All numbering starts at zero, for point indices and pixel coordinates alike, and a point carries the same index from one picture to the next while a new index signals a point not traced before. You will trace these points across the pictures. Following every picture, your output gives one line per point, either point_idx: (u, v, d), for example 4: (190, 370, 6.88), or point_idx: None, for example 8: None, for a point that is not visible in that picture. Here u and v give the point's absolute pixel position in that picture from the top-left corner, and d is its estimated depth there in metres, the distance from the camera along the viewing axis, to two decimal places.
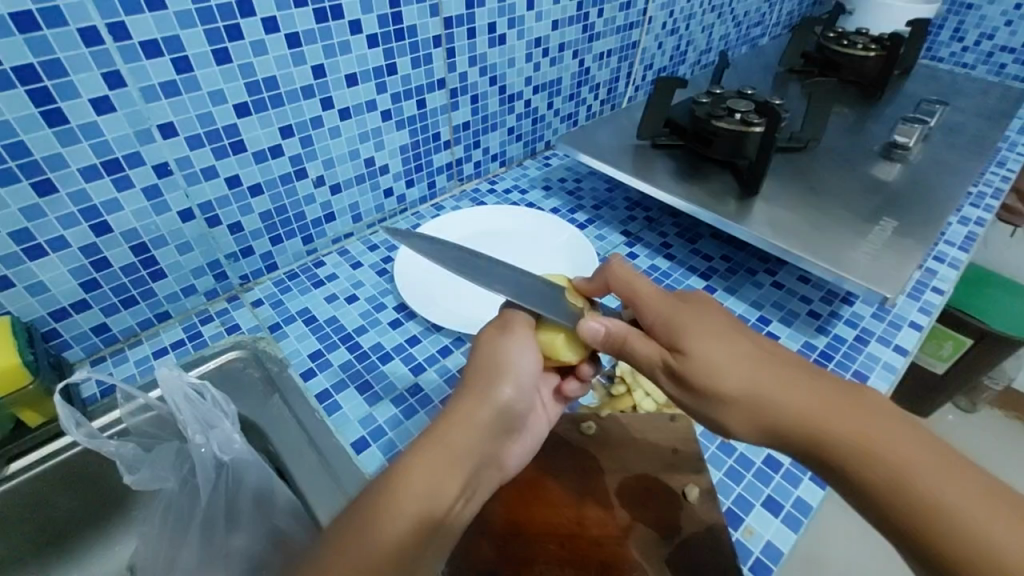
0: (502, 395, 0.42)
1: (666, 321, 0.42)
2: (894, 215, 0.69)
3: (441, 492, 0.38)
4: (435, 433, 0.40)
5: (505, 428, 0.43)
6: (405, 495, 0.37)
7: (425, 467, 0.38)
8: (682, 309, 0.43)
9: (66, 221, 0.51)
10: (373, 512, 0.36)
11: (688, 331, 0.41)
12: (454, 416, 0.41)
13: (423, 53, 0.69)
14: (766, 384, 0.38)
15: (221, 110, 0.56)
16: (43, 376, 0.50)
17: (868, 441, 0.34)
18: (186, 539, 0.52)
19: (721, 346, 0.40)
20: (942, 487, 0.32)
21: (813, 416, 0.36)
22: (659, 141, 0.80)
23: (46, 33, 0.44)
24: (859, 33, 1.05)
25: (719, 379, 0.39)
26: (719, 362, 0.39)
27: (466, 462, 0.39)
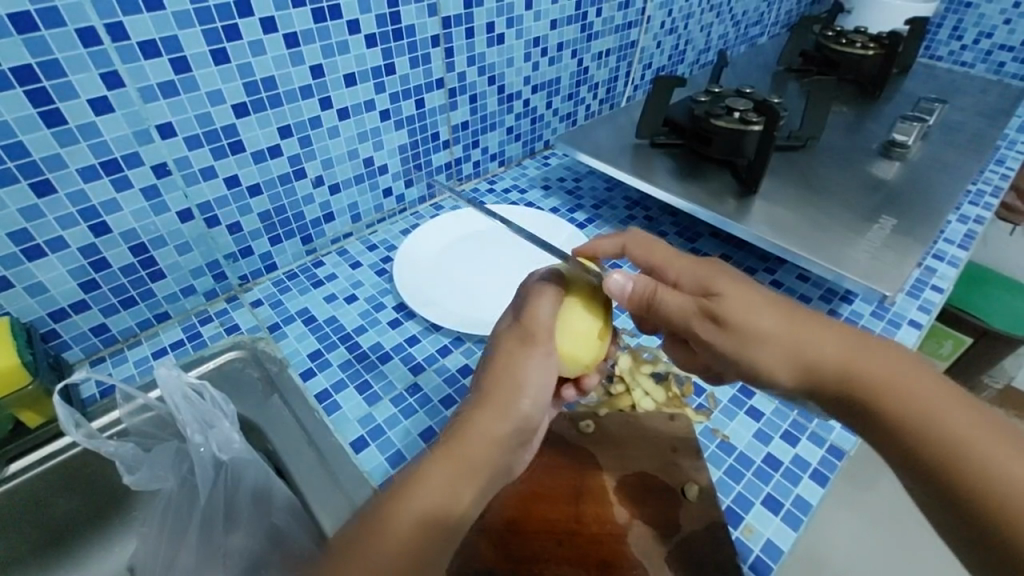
0: (520, 410, 0.41)
1: (704, 274, 0.44)
2: (893, 213, 0.69)
3: (453, 504, 0.37)
4: (451, 440, 0.39)
5: (521, 439, 0.42)
6: (414, 513, 0.35)
7: (436, 481, 0.37)
8: (721, 270, 0.44)
9: (65, 221, 0.51)
10: (379, 530, 0.34)
11: (723, 281, 0.43)
12: (468, 426, 0.39)
13: (421, 53, 0.69)
14: (801, 330, 0.40)
15: (220, 110, 0.56)
16: (42, 377, 0.50)
17: (894, 385, 0.37)
18: (185, 540, 0.53)
19: (759, 297, 0.42)
20: (965, 430, 0.33)
21: (844, 359, 0.39)
22: (658, 140, 0.80)
23: (44, 33, 0.44)
24: (858, 31, 1.05)
25: (754, 327, 0.41)
26: (754, 306, 0.41)
27: (481, 473, 0.38)
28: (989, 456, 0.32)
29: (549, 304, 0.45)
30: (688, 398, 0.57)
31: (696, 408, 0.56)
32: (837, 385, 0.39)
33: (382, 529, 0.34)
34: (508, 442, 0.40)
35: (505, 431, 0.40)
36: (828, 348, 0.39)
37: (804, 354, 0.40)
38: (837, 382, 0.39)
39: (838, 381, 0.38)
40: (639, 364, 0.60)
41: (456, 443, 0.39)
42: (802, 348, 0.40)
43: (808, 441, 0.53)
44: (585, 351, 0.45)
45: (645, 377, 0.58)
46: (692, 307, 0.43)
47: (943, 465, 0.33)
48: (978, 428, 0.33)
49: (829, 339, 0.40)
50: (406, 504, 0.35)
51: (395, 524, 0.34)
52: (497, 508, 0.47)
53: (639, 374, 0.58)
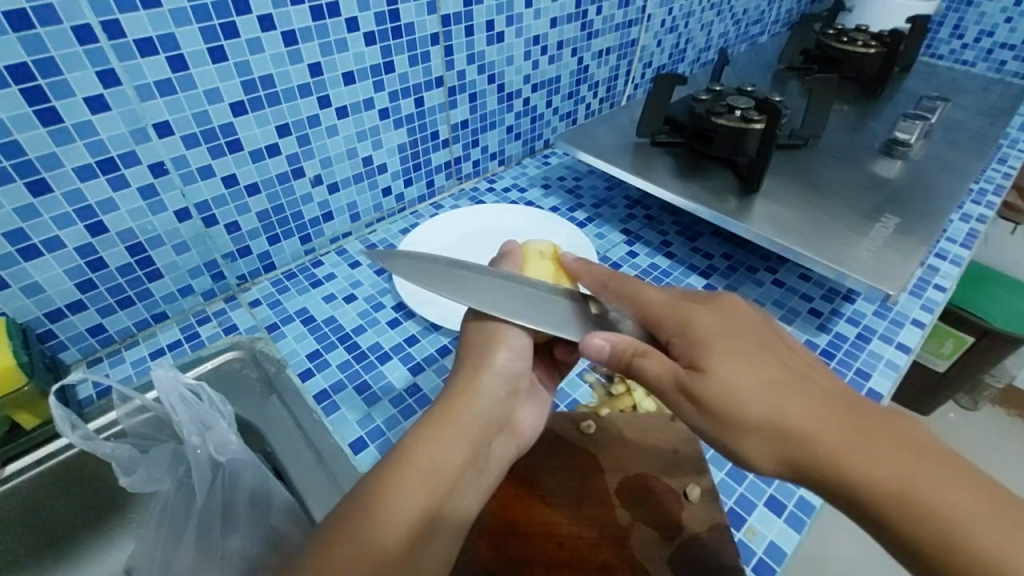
0: (503, 363, 0.45)
1: (688, 331, 0.40)
2: (896, 212, 0.68)
3: (445, 464, 0.40)
4: (448, 404, 0.42)
5: (512, 396, 0.46)
6: (424, 464, 0.39)
7: (436, 438, 0.40)
8: (699, 318, 0.40)
9: (61, 221, 0.51)
10: (394, 476, 0.38)
11: (709, 346, 0.38)
12: (456, 393, 0.43)
13: (420, 52, 0.68)
14: (784, 413, 0.35)
15: (217, 108, 0.55)
16: (38, 378, 0.49)
17: (876, 482, 0.32)
18: (182, 542, 0.52)
19: (739, 368, 0.37)
20: (972, 534, 0.30)
21: (834, 452, 0.33)
22: (659, 139, 0.79)
23: (40, 31, 0.43)
24: (859, 30, 1.04)
25: (733, 404, 0.36)
26: (731, 386, 0.37)
27: (467, 431, 0.42)
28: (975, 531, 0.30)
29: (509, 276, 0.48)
30: None
31: None
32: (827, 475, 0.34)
33: (397, 478, 0.38)
34: (498, 403, 0.44)
35: (496, 386, 0.44)
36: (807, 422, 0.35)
37: (791, 447, 0.35)
38: (825, 478, 0.34)
39: (827, 475, 0.34)
40: None
41: (455, 408, 0.42)
42: (790, 444, 0.35)
43: None
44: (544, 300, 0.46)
45: None
46: (675, 371, 0.39)
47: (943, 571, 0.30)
48: (986, 525, 0.29)
49: (815, 425, 0.34)
50: (416, 461, 0.39)
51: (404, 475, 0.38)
52: (497, 511, 0.46)
53: None
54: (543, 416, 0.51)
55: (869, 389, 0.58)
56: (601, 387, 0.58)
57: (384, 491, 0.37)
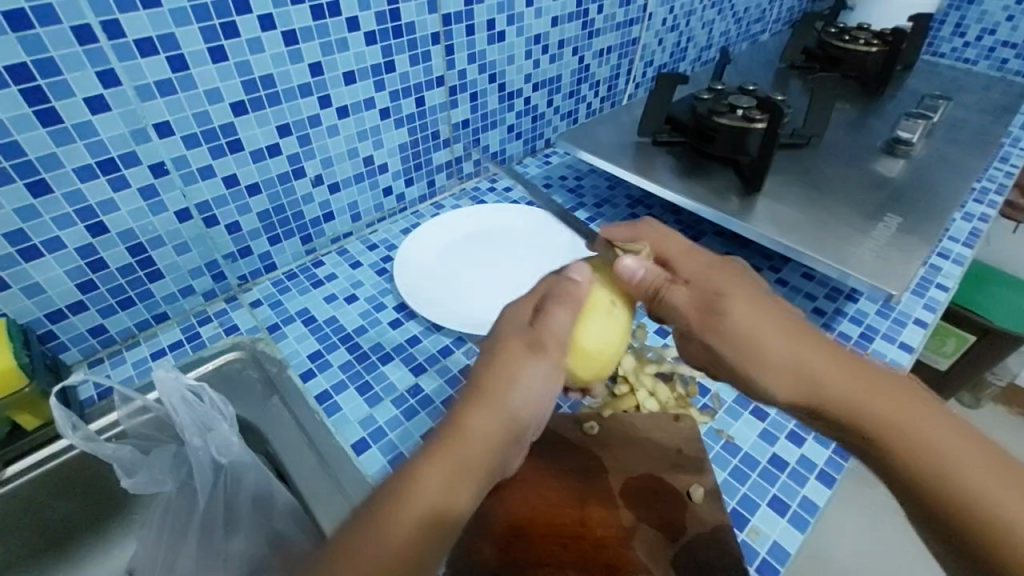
0: (520, 410, 0.39)
1: (713, 284, 0.43)
2: (898, 211, 0.68)
3: (445, 508, 0.35)
4: (452, 438, 0.37)
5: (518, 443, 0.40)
6: (422, 504, 0.35)
7: (439, 478, 0.36)
8: (725, 278, 0.43)
9: (62, 222, 0.50)
10: (389, 514, 0.34)
11: (734, 294, 0.42)
12: (467, 428, 0.37)
13: (421, 51, 0.68)
14: (804, 359, 0.39)
15: (218, 108, 0.55)
16: (38, 379, 0.49)
17: (884, 420, 0.36)
18: (184, 547, 0.52)
19: (763, 316, 0.41)
20: (965, 468, 0.34)
21: (844, 390, 0.38)
22: (660, 138, 0.79)
23: (39, 31, 0.43)
24: (860, 28, 1.04)
25: (758, 344, 0.40)
26: (757, 328, 0.41)
27: (472, 472, 0.37)
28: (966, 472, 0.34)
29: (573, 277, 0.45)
30: (693, 398, 0.56)
31: (701, 409, 0.55)
32: (838, 413, 0.38)
33: (392, 516, 0.34)
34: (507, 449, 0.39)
35: (504, 435, 0.38)
36: (827, 367, 0.39)
37: (806, 384, 0.39)
38: (835, 412, 0.38)
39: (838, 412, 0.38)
40: (643, 363, 0.58)
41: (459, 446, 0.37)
42: (805, 381, 0.39)
43: (814, 442, 0.53)
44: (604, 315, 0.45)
45: (649, 376, 0.57)
46: (699, 314, 0.43)
47: (936, 499, 0.34)
48: (977, 462, 0.34)
49: (830, 367, 0.38)
50: (413, 500, 0.35)
51: (402, 513, 0.34)
52: (500, 510, 0.46)
53: (643, 374, 0.57)
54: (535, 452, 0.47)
55: None
56: (603, 386, 0.57)
57: (377, 530, 0.33)
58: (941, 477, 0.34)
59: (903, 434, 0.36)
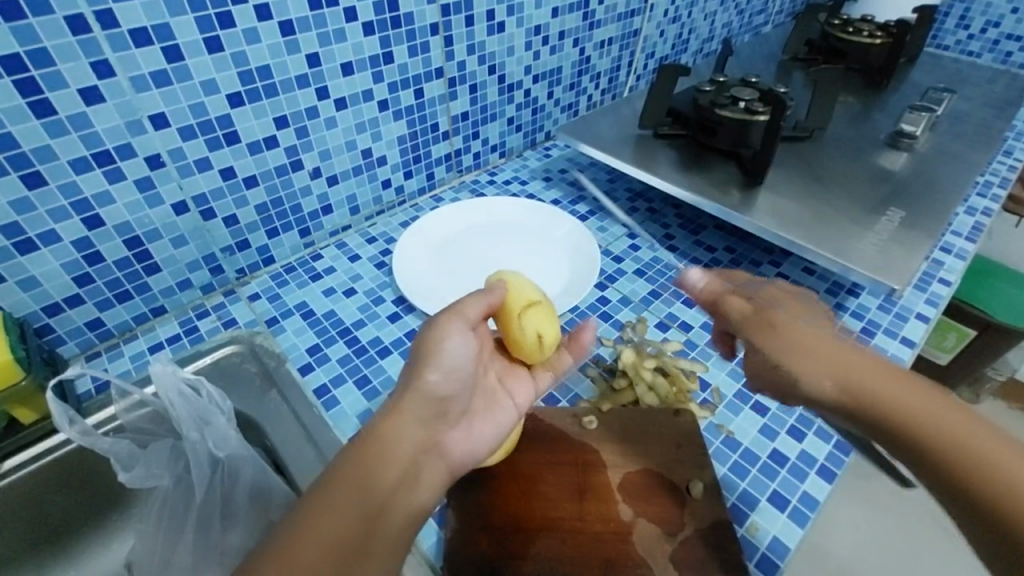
0: (435, 386, 0.43)
1: (766, 318, 0.45)
2: (901, 205, 0.68)
3: (374, 479, 0.37)
4: (373, 430, 0.39)
5: (440, 416, 0.43)
6: (350, 491, 0.36)
7: (355, 464, 0.37)
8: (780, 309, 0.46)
9: (57, 214, 0.50)
10: (325, 502, 0.35)
11: (772, 320, 0.45)
12: (392, 409, 0.41)
13: (420, 42, 0.67)
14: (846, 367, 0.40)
15: (214, 100, 0.54)
16: (35, 373, 0.49)
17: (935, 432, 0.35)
18: (179, 541, 0.51)
19: (812, 341, 0.42)
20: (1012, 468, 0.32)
21: (891, 399, 0.38)
22: (662, 131, 0.78)
23: (32, 21, 0.42)
24: (864, 20, 1.03)
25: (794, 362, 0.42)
26: (787, 348, 0.43)
27: (397, 451, 0.39)
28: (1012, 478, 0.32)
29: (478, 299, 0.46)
30: (692, 393, 0.55)
31: (701, 404, 0.54)
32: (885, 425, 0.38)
33: (326, 501, 0.35)
34: (421, 424, 0.41)
35: (420, 408, 0.42)
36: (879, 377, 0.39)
37: (852, 399, 0.39)
38: (882, 420, 0.37)
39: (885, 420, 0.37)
40: (643, 357, 0.57)
41: (379, 434, 0.39)
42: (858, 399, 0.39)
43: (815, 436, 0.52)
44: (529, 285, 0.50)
45: (648, 370, 0.56)
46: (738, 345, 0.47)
47: (989, 505, 0.32)
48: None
49: (881, 381, 0.38)
50: (340, 490, 0.36)
51: (330, 498, 0.36)
52: (498, 505, 0.46)
53: (642, 368, 0.56)
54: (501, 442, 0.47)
55: None
56: (603, 380, 0.57)
57: (315, 515, 0.35)
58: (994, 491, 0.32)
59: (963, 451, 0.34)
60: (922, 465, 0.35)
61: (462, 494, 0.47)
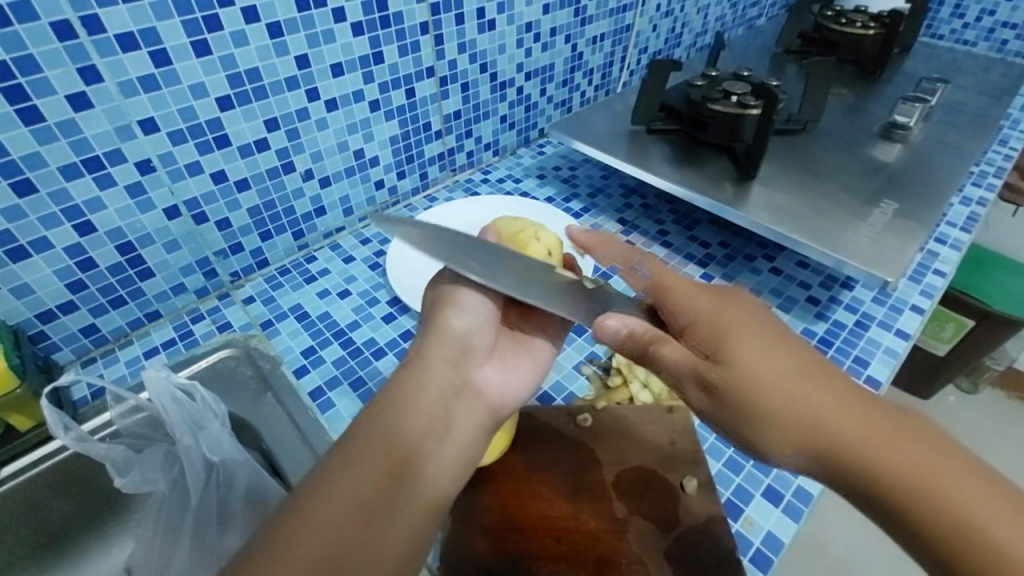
0: (457, 327, 0.43)
1: (714, 322, 0.37)
2: (895, 197, 0.68)
3: (402, 427, 0.37)
4: (398, 382, 0.40)
5: (468, 357, 0.43)
6: (378, 441, 0.36)
7: (385, 421, 0.37)
8: (721, 311, 0.38)
9: (48, 221, 0.50)
10: (353, 456, 0.35)
11: (731, 339, 0.36)
12: (412, 360, 0.41)
13: (410, 41, 0.67)
14: (813, 408, 0.33)
15: (204, 103, 0.54)
16: (30, 380, 0.49)
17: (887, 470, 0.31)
18: (178, 544, 0.52)
19: (758, 361, 0.35)
20: (999, 524, 0.28)
21: (864, 449, 0.31)
22: (655, 126, 0.78)
23: (18, 29, 0.42)
24: (858, 10, 1.02)
25: (758, 397, 0.34)
26: (759, 379, 0.34)
27: (430, 407, 0.39)
28: (984, 519, 0.29)
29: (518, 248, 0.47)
30: None
31: None
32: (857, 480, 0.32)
33: (353, 458, 0.35)
34: (448, 367, 0.42)
35: (443, 350, 0.42)
36: (850, 420, 0.32)
37: (805, 433, 0.33)
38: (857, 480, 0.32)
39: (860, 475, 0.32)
40: None
41: (404, 385, 0.40)
42: (809, 433, 0.33)
43: None
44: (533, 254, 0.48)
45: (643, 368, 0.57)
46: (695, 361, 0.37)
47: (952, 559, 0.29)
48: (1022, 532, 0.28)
49: (839, 407, 0.33)
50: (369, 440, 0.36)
51: (365, 450, 0.36)
52: (494, 505, 0.46)
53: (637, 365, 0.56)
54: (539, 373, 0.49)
55: (868, 376, 0.57)
56: (597, 378, 0.57)
57: (339, 471, 0.34)
58: (960, 537, 0.29)
59: (917, 488, 0.30)
60: (884, 507, 0.31)
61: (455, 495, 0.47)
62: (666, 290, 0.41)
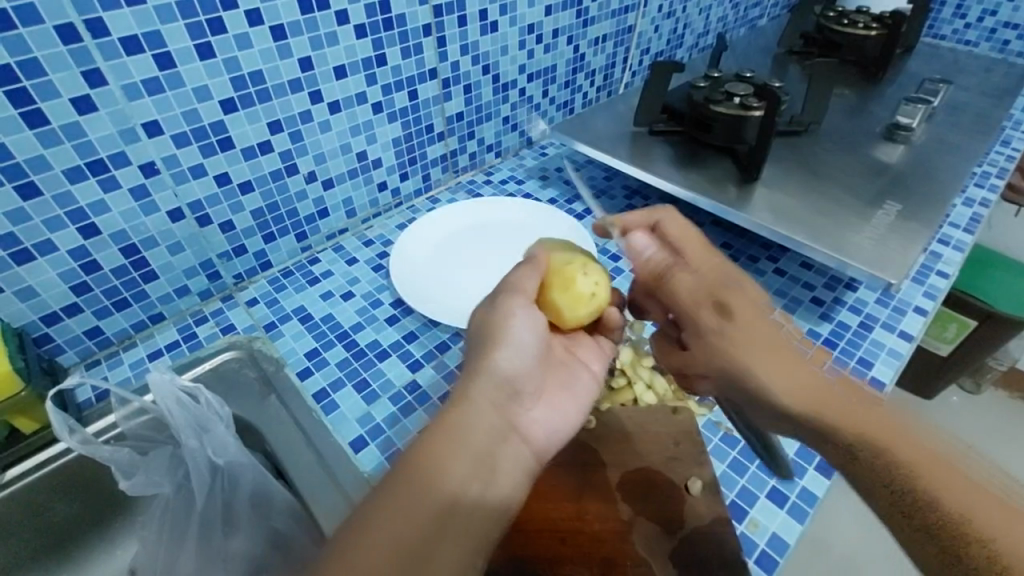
0: (506, 369, 0.42)
1: (724, 305, 0.47)
2: (898, 198, 0.68)
3: (446, 474, 0.36)
4: (446, 422, 0.39)
5: (512, 398, 0.43)
6: (420, 487, 0.35)
7: (428, 463, 0.36)
8: (737, 300, 0.47)
9: (52, 224, 0.50)
10: (397, 504, 0.34)
11: (732, 318, 0.46)
12: (459, 398, 0.40)
13: (413, 43, 0.67)
14: (804, 380, 0.41)
15: (207, 105, 0.54)
16: (35, 382, 0.49)
17: (902, 452, 0.34)
18: (183, 547, 0.52)
19: (757, 339, 0.44)
20: (953, 482, 0.33)
21: (850, 413, 0.38)
22: (657, 127, 0.78)
23: (22, 32, 0.42)
24: (859, 11, 1.02)
25: (750, 362, 0.44)
26: (745, 345, 0.44)
27: (474, 452, 0.38)
28: (943, 478, 0.33)
29: (529, 271, 0.47)
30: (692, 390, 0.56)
31: (700, 401, 0.55)
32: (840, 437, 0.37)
33: (396, 506, 0.34)
34: (493, 409, 0.41)
35: (488, 393, 0.41)
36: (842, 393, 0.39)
37: (805, 398, 0.40)
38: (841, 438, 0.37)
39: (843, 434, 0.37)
40: (640, 356, 0.58)
41: (450, 424, 0.39)
42: (805, 395, 0.40)
43: None
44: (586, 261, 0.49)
45: (646, 369, 0.57)
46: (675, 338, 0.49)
47: (915, 505, 0.33)
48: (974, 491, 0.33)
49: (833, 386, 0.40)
50: (412, 482, 0.35)
51: (408, 494, 0.35)
52: None
53: (640, 366, 0.57)
54: (580, 410, 0.48)
55: (872, 378, 0.57)
56: (600, 379, 0.57)
57: (382, 516, 0.34)
58: (922, 485, 0.33)
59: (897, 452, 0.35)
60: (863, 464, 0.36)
61: None
62: (677, 284, 0.51)
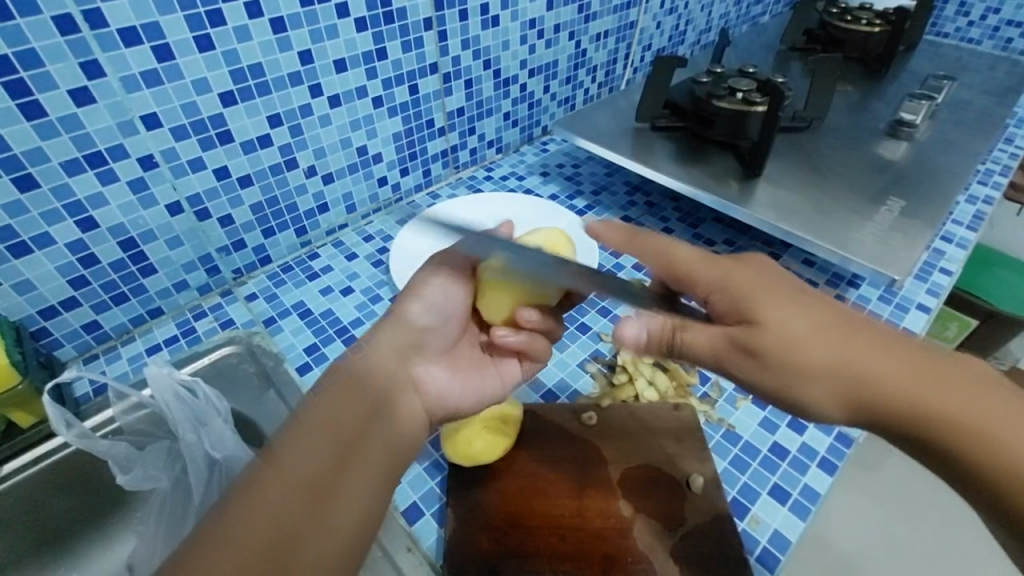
0: (419, 322, 0.45)
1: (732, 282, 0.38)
2: (901, 195, 0.67)
3: (317, 456, 0.32)
4: (322, 407, 0.35)
5: (416, 355, 0.44)
6: (294, 464, 0.32)
7: (304, 446, 0.33)
8: (741, 272, 0.39)
9: (50, 217, 0.50)
10: (263, 490, 0.30)
11: (758, 300, 0.37)
12: (337, 387, 0.37)
13: (413, 37, 0.67)
14: (866, 365, 0.35)
15: (207, 99, 0.54)
16: (32, 376, 0.48)
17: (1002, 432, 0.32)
18: (183, 538, 0.52)
19: (792, 316, 0.36)
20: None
21: (919, 397, 0.34)
22: (659, 123, 0.78)
23: (19, 22, 0.42)
24: (862, 8, 1.01)
25: (794, 351, 0.36)
26: (793, 333, 0.36)
27: (348, 433, 0.35)
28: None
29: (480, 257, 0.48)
30: (692, 388, 0.55)
31: (700, 398, 0.55)
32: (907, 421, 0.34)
33: (265, 483, 0.30)
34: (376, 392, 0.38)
35: (398, 337, 0.44)
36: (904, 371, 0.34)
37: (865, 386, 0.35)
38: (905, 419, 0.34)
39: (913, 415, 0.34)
40: (641, 352, 0.58)
41: (330, 403, 0.36)
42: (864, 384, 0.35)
43: (816, 429, 0.52)
44: (531, 251, 0.41)
45: (648, 366, 0.57)
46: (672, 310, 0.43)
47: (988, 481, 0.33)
48: None
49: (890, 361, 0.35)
50: (286, 464, 0.32)
51: (280, 474, 0.31)
52: (497, 503, 0.46)
53: (641, 363, 0.57)
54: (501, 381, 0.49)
55: None
56: (602, 376, 0.57)
57: (245, 504, 0.29)
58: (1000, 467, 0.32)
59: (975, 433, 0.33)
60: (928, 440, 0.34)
61: (460, 493, 0.46)
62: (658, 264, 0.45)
